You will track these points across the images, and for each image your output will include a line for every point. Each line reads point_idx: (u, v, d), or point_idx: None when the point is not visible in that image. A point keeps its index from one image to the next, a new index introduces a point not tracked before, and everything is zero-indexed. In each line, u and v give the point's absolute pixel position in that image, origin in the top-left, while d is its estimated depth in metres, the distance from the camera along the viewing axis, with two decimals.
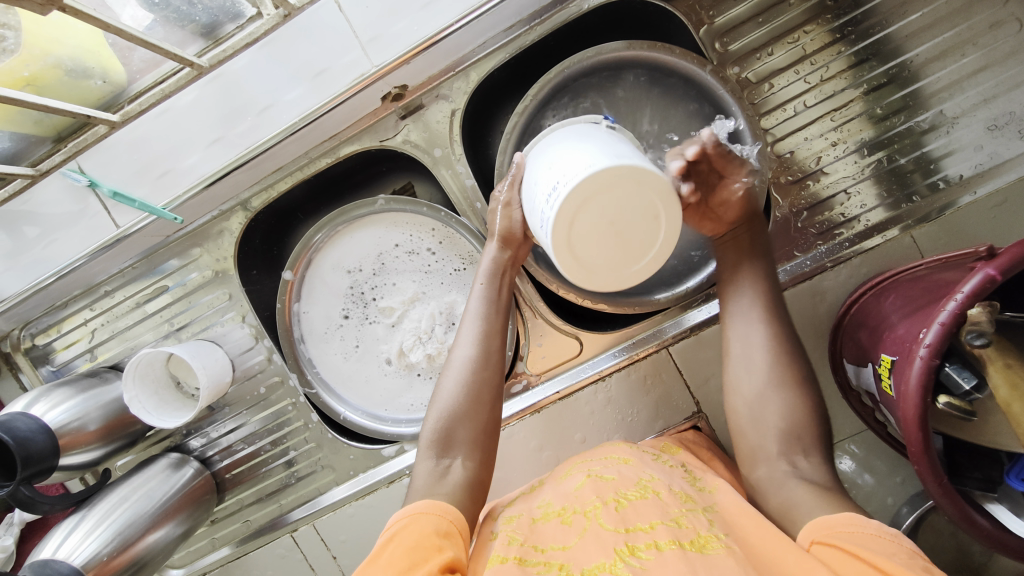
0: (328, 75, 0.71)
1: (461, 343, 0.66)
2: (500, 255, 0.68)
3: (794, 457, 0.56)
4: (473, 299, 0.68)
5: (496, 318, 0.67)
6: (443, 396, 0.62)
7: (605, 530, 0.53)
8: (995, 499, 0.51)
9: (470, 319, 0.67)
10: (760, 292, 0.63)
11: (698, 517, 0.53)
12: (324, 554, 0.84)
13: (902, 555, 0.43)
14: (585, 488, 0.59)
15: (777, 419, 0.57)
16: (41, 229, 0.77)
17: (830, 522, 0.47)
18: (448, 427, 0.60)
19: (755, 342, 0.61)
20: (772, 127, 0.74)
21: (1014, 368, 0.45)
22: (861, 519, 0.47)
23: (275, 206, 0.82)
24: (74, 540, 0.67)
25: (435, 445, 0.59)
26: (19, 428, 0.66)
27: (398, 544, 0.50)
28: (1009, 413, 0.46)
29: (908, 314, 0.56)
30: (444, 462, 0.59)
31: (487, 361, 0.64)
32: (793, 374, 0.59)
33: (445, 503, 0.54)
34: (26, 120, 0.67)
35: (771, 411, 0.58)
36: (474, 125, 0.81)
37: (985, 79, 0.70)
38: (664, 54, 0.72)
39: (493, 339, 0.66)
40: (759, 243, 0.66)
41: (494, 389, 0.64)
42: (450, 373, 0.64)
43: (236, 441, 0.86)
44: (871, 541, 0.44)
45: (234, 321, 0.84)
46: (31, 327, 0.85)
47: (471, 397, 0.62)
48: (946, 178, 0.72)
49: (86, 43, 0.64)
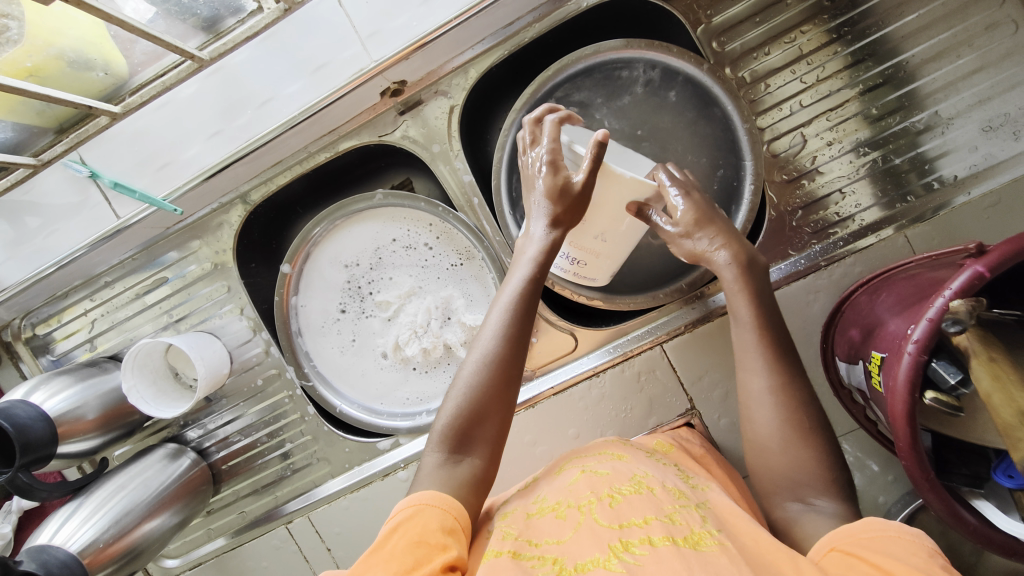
0: (329, 69, 0.72)
1: (486, 335, 0.61)
2: (551, 239, 0.62)
3: (807, 494, 0.54)
4: (505, 291, 0.62)
5: (529, 317, 0.61)
6: (463, 389, 0.59)
7: (600, 525, 0.53)
8: (982, 496, 0.50)
9: (499, 311, 0.62)
10: (758, 334, 0.59)
11: (691, 513, 0.53)
12: (318, 546, 0.85)
13: (923, 555, 0.44)
14: (580, 483, 0.59)
15: (788, 470, 0.55)
16: (41, 220, 0.78)
17: (850, 528, 0.48)
18: (463, 423, 0.58)
19: (758, 394, 0.58)
20: (767, 127, 0.74)
21: (999, 362, 0.46)
22: (881, 523, 0.47)
23: (274, 199, 0.83)
24: (70, 527, 0.68)
25: (447, 441, 0.57)
26: (19, 415, 0.67)
27: (402, 536, 0.51)
28: (988, 404, 0.45)
29: (896, 311, 0.56)
30: (455, 458, 0.57)
31: (515, 357, 0.60)
32: (806, 421, 0.56)
33: (451, 497, 0.54)
34: (29, 111, 0.68)
35: (781, 461, 0.56)
36: (473, 121, 0.82)
37: (980, 80, 0.71)
38: (662, 52, 0.73)
39: (520, 333, 0.60)
40: (754, 285, 0.60)
41: (514, 386, 0.60)
42: (471, 362, 0.60)
43: (232, 433, 0.87)
44: (894, 542, 0.45)
45: (232, 314, 0.84)
46: (31, 317, 0.85)
47: (492, 392, 0.58)
48: (941, 178, 0.72)
49: (88, 35, 0.65)
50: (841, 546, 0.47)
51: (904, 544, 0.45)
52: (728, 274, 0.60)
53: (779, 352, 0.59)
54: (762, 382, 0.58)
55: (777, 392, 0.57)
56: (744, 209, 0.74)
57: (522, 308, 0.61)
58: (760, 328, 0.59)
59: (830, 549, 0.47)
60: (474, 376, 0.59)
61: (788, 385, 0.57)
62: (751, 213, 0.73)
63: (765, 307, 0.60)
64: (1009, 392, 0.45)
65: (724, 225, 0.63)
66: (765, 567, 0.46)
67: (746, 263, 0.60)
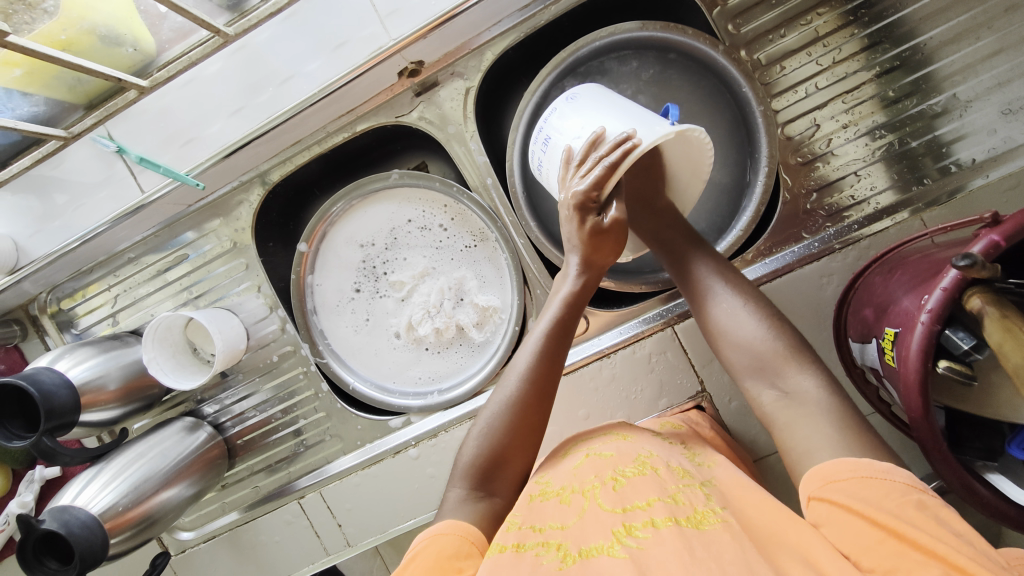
0: (348, 48, 0.73)
1: (509, 375, 0.62)
2: (583, 282, 0.63)
3: (774, 376, 0.56)
4: (532, 335, 0.63)
5: (553, 360, 0.62)
6: (484, 431, 0.61)
7: (603, 510, 0.54)
8: (996, 469, 0.49)
9: (524, 350, 0.63)
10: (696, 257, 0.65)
11: (695, 492, 0.53)
12: (329, 522, 0.86)
13: (897, 493, 0.44)
14: (584, 467, 0.59)
15: (747, 346, 0.58)
16: (69, 196, 0.80)
17: (831, 473, 0.47)
18: (484, 461, 0.60)
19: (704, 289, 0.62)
20: (782, 109, 0.74)
21: (1010, 317, 0.43)
22: (853, 461, 0.47)
23: (292, 178, 0.86)
24: (91, 490, 0.69)
25: (470, 477, 0.59)
26: (44, 381, 0.68)
27: (419, 563, 0.51)
28: (998, 351, 0.44)
29: (910, 288, 0.55)
30: (478, 493, 0.59)
31: (538, 401, 0.61)
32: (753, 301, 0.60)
33: (466, 523, 0.55)
34: (61, 86, 0.71)
35: (741, 345, 0.58)
36: (488, 104, 0.83)
37: (999, 63, 0.70)
38: (678, 34, 0.73)
39: (545, 380, 0.61)
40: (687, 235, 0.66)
41: (538, 430, 0.62)
42: (494, 405, 0.61)
43: (247, 409, 0.88)
44: (866, 486, 0.45)
45: (250, 291, 0.86)
46: (57, 291, 0.88)
47: (514, 434, 0.60)
48: (958, 162, 0.72)
49: (119, 12, 0.67)
50: (818, 495, 0.47)
51: (877, 486, 0.45)
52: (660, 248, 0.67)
53: (725, 270, 0.63)
54: (720, 288, 0.62)
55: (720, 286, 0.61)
56: (757, 193, 0.74)
57: (546, 349, 0.61)
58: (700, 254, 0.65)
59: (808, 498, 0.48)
60: (495, 419, 0.60)
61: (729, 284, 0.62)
62: (765, 195, 0.73)
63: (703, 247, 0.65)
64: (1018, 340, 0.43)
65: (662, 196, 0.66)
66: (775, 546, 0.46)
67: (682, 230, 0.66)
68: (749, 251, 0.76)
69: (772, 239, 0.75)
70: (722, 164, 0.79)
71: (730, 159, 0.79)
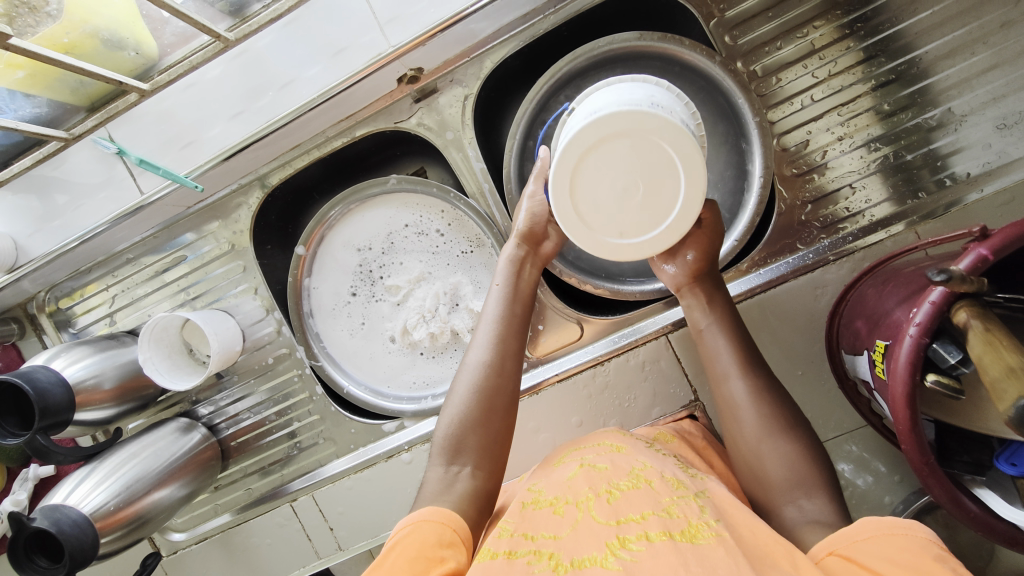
0: (348, 53, 0.74)
1: (476, 347, 0.68)
2: (519, 253, 0.71)
3: (796, 495, 0.56)
4: (485, 321, 0.69)
5: (513, 326, 0.68)
6: (455, 400, 0.64)
7: (597, 522, 0.53)
8: (984, 484, 0.50)
9: (486, 322, 0.69)
10: (732, 354, 0.64)
11: (689, 505, 0.53)
12: (321, 526, 0.86)
13: (917, 548, 0.44)
14: (578, 479, 0.59)
15: (777, 471, 0.58)
16: (69, 196, 0.80)
17: (848, 532, 0.48)
18: (456, 434, 0.63)
19: (735, 397, 0.63)
20: (778, 120, 0.75)
21: (993, 331, 0.43)
22: (876, 521, 0.47)
23: (291, 183, 0.87)
24: (83, 490, 0.69)
25: (445, 452, 0.62)
26: (40, 379, 0.68)
27: (399, 554, 0.50)
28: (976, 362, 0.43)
29: (901, 300, 0.55)
30: (453, 469, 0.61)
31: (501, 373, 0.65)
32: (783, 421, 0.60)
33: (447, 510, 0.56)
34: (64, 88, 0.71)
35: (769, 467, 0.59)
36: (487, 111, 0.84)
37: (995, 77, 0.70)
38: (674, 45, 0.73)
39: (506, 348, 0.67)
40: (718, 308, 0.67)
41: (505, 402, 0.65)
42: (465, 378, 0.65)
43: (242, 410, 0.89)
44: (887, 541, 0.45)
45: (247, 293, 0.87)
46: (55, 291, 0.89)
47: (481, 413, 0.63)
48: (953, 176, 0.72)
49: (121, 16, 0.68)
50: (839, 550, 0.47)
51: (897, 541, 0.45)
52: (696, 315, 0.68)
53: (748, 358, 0.64)
54: (741, 388, 0.63)
55: (754, 394, 0.62)
56: (751, 206, 0.74)
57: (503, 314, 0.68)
58: (734, 347, 0.65)
59: (827, 554, 0.48)
60: (466, 391, 0.64)
61: (764, 393, 0.62)
62: (761, 206, 0.73)
63: (738, 330, 0.66)
64: (999, 352, 0.42)
65: (715, 277, 0.68)
66: (764, 561, 0.46)
67: (732, 327, 0.66)
68: (745, 261, 0.76)
69: (768, 250, 0.76)
70: (718, 173, 0.80)
71: (727, 170, 0.79)
